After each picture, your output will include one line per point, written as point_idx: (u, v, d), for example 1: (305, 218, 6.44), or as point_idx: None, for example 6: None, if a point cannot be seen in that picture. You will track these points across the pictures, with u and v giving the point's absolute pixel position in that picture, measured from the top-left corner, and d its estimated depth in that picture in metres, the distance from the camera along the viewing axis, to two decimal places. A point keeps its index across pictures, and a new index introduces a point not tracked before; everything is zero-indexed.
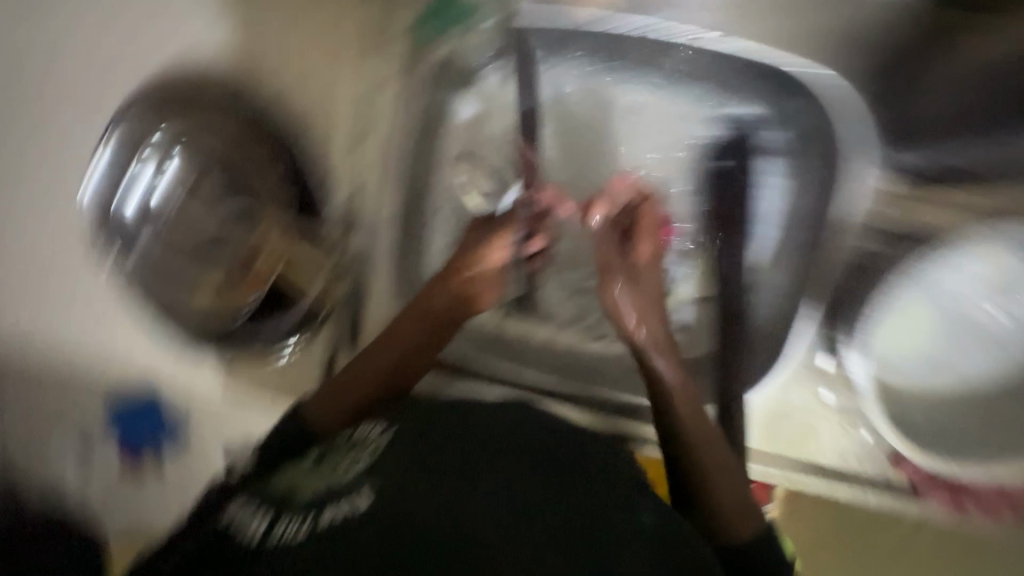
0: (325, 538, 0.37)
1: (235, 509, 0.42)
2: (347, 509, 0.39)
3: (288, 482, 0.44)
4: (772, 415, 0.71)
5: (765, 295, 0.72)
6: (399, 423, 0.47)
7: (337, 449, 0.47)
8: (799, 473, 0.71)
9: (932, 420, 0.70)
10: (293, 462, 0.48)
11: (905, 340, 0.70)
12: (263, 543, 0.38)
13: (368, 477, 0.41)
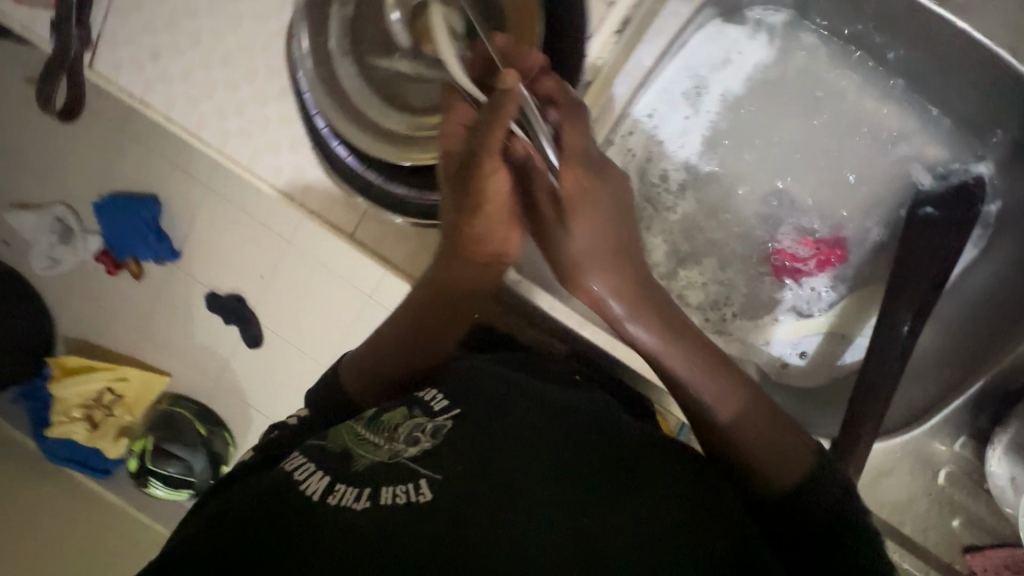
0: (379, 519, 0.43)
1: (291, 463, 0.49)
2: (407, 494, 0.44)
3: (346, 442, 0.50)
4: (877, 467, 0.73)
5: (923, 352, 0.73)
6: (459, 402, 0.53)
7: (401, 414, 0.53)
8: (875, 532, 0.73)
9: None
10: (352, 421, 0.54)
11: None
12: (322, 503, 0.45)
13: (423, 466, 0.46)
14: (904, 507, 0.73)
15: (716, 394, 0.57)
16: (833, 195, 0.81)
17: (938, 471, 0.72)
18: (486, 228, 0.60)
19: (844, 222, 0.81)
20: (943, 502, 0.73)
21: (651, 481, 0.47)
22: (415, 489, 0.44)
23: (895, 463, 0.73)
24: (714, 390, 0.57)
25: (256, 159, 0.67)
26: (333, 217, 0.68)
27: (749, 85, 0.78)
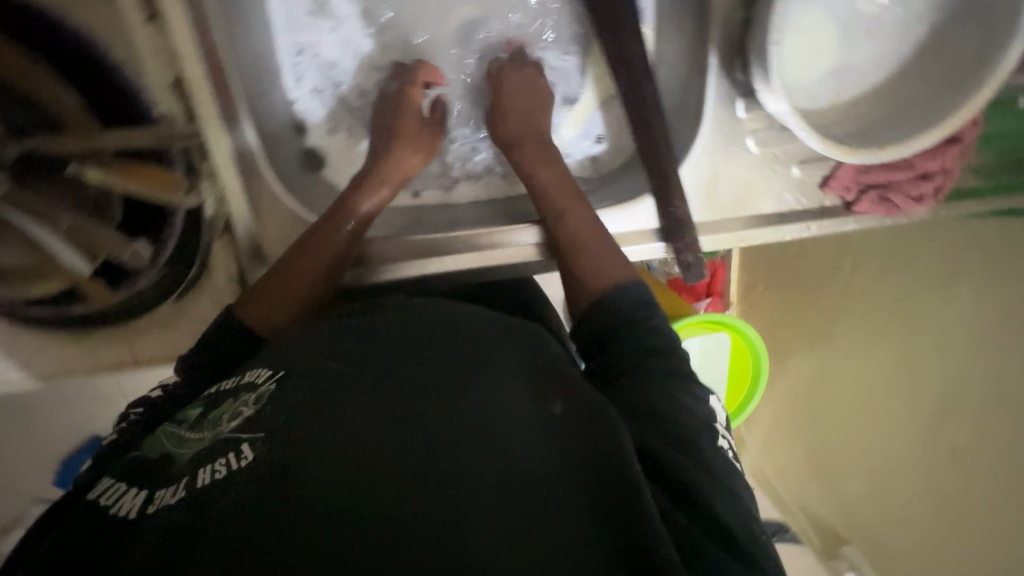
0: (195, 503, 0.35)
1: (99, 488, 0.39)
2: (225, 465, 0.36)
3: (165, 447, 0.41)
4: (706, 180, 0.72)
5: (665, 64, 0.74)
6: (284, 365, 0.45)
7: (225, 401, 0.44)
8: (746, 230, 0.73)
9: (853, 130, 0.67)
10: (172, 425, 0.45)
11: (810, 58, 0.67)
12: (139, 517, 0.35)
13: (243, 431, 0.39)
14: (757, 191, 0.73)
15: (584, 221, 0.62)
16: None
17: (748, 143, 0.71)
18: (372, 185, 0.68)
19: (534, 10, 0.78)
20: (775, 163, 0.73)
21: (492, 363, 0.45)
22: (237, 456, 0.37)
23: (714, 166, 0.72)
24: (568, 206, 0.63)
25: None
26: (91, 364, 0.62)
27: None
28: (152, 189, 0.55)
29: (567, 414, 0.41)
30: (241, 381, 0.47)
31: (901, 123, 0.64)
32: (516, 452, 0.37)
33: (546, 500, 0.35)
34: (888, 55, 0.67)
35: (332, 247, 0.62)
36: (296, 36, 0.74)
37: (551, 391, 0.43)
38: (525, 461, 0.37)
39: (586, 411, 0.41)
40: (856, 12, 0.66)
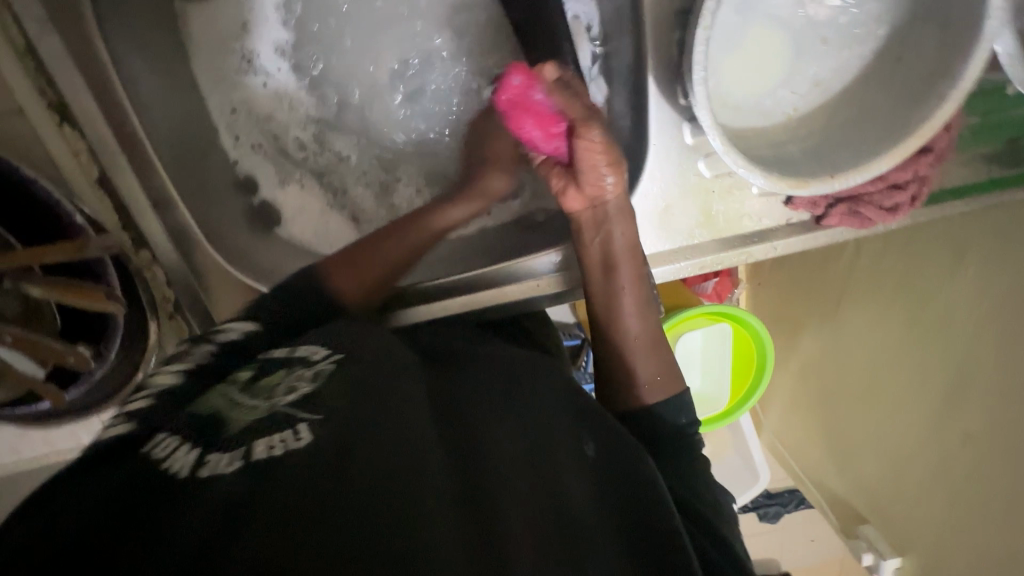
0: (260, 474, 0.32)
1: (149, 443, 0.36)
2: (287, 441, 0.34)
3: (214, 408, 0.38)
4: (660, 210, 0.68)
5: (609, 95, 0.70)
6: (342, 349, 0.44)
7: (278, 372, 0.42)
8: (708, 256, 0.70)
9: (806, 149, 0.61)
10: (221, 386, 0.41)
11: (754, 76, 0.61)
12: (194, 477, 0.32)
13: (302, 409, 0.37)
14: (716, 214, 0.69)
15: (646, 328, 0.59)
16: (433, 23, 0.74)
17: (700, 167, 0.67)
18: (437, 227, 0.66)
19: (468, 39, 0.75)
20: (734, 184, 0.68)
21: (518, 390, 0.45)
22: (295, 433, 0.35)
23: (666, 193, 0.68)
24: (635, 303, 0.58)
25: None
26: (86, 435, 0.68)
27: (295, 26, 0.73)
28: (76, 300, 0.54)
29: (598, 453, 0.41)
30: (291, 355, 0.45)
31: (852, 145, 0.59)
32: (554, 478, 0.37)
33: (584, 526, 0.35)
34: (845, 63, 0.61)
35: (394, 253, 0.62)
36: (226, 95, 0.72)
37: (580, 421, 0.43)
38: (562, 504, 0.35)
39: (612, 457, 0.41)
40: (804, 21, 0.60)
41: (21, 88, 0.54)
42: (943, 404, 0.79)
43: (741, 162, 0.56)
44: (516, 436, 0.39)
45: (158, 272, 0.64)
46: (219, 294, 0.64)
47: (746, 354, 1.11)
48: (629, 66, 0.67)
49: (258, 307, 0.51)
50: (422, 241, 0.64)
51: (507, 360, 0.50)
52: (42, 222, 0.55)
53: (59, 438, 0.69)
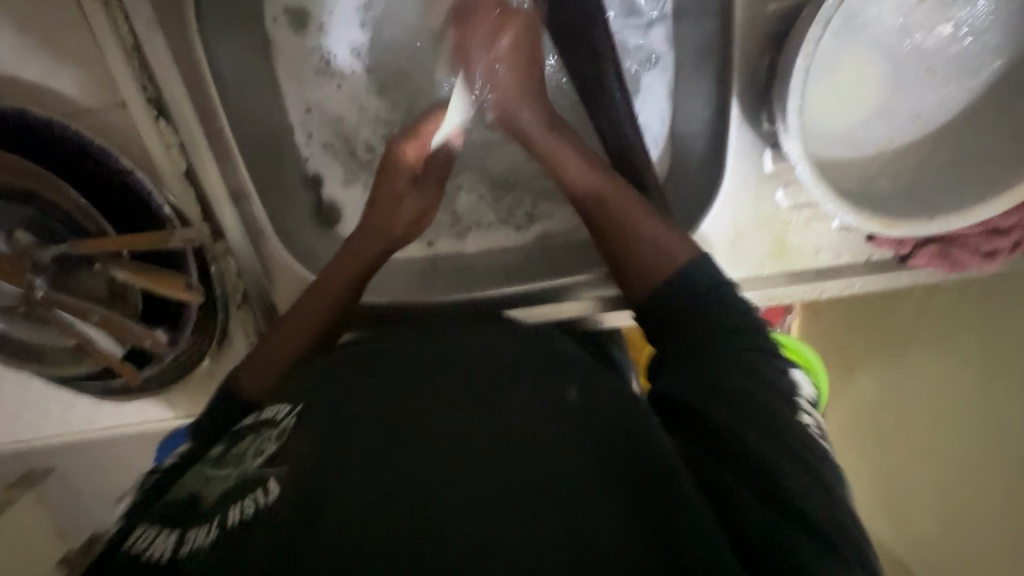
0: (229, 540, 0.34)
1: (131, 538, 0.38)
2: (256, 499, 0.36)
3: (194, 488, 0.42)
4: (731, 238, 0.66)
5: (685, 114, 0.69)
6: (303, 399, 0.47)
7: (248, 439, 0.45)
8: (775, 288, 0.68)
9: (899, 186, 0.58)
10: (198, 468, 0.45)
11: (849, 106, 0.58)
12: (170, 559, 0.35)
13: (272, 465, 0.39)
14: (789, 246, 0.66)
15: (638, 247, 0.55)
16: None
17: (777, 198, 0.64)
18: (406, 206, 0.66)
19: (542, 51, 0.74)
20: (812, 215, 0.65)
21: (520, 362, 0.47)
22: (265, 491, 0.37)
23: (738, 221, 0.65)
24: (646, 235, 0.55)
25: (71, 416, 0.73)
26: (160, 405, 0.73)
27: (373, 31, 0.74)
28: (160, 289, 0.57)
29: (581, 396, 0.44)
30: (261, 419, 0.48)
31: (953, 185, 0.55)
32: (541, 431, 0.40)
33: (580, 473, 0.37)
34: (950, 96, 0.56)
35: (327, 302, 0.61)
36: (303, 93, 0.73)
37: (562, 379, 0.46)
38: (564, 490, 0.36)
39: (612, 426, 0.41)
40: (914, 51, 0.55)
41: (126, 87, 0.56)
42: (987, 416, 0.78)
43: (831, 199, 0.53)
44: (502, 404, 0.43)
45: (231, 265, 0.65)
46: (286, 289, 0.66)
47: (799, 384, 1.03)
48: (710, 87, 0.65)
49: (224, 399, 0.55)
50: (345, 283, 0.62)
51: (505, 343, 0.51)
52: (132, 213, 0.58)
53: (128, 411, 0.73)
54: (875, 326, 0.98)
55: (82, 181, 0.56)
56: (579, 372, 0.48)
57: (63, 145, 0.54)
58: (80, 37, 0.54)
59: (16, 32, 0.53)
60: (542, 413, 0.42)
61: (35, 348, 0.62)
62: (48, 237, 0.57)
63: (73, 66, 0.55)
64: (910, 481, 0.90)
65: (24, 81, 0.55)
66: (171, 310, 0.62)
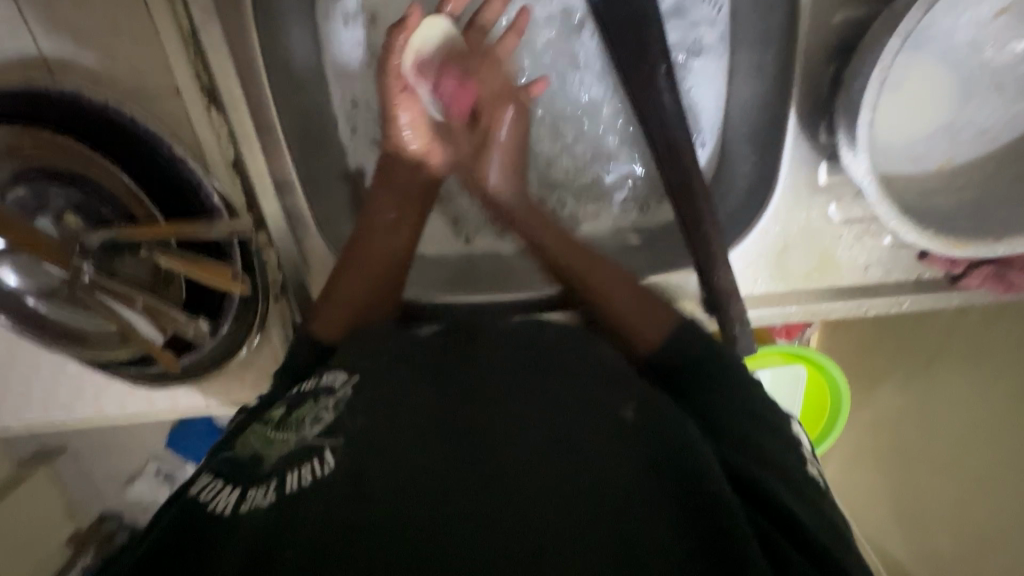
0: (288, 507, 0.37)
1: (197, 487, 0.42)
2: (313, 470, 0.39)
3: (252, 447, 0.43)
4: (778, 249, 0.65)
5: (738, 115, 0.69)
6: (360, 370, 0.48)
7: (305, 404, 0.46)
8: (821, 304, 0.66)
9: (960, 204, 0.57)
10: (259, 425, 0.46)
11: (912, 120, 0.57)
12: (234, 514, 0.38)
13: (329, 437, 0.41)
14: (837, 260, 0.65)
15: (626, 300, 0.60)
16: (550, 12, 0.72)
17: (829, 211, 0.63)
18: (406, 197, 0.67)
19: (585, 60, 0.74)
20: (863, 230, 0.64)
21: (574, 366, 0.47)
22: (321, 463, 0.39)
23: (786, 233, 0.64)
24: (636, 309, 0.59)
25: (105, 399, 0.73)
26: (195, 390, 0.73)
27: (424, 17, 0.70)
28: (207, 277, 0.56)
29: (636, 417, 0.42)
30: (318, 383, 0.49)
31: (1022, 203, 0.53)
32: (584, 446, 0.39)
33: (624, 510, 0.35)
34: (1016, 113, 0.55)
35: (371, 282, 0.63)
36: (347, 88, 0.72)
37: (616, 397, 0.44)
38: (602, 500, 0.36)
39: (663, 436, 0.41)
40: (985, 65, 0.54)
41: (180, 73, 0.55)
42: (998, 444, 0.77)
43: (894, 213, 0.52)
44: (545, 416, 0.42)
45: (273, 255, 0.65)
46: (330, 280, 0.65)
47: (820, 397, 1.00)
48: (766, 96, 0.63)
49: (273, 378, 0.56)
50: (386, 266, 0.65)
51: (560, 344, 0.51)
52: (178, 201, 0.57)
53: (160, 397, 0.73)
54: (891, 334, 0.99)
55: (134, 165, 0.55)
56: (636, 390, 0.45)
57: (114, 129, 0.53)
58: (139, 22, 0.53)
59: (74, 14, 0.53)
60: (593, 420, 0.41)
61: (74, 330, 0.61)
62: (97, 221, 0.57)
63: (128, 51, 0.54)
64: (917, 500, 0.91)
65: (80, 63, 0.55)
66: (212, 300, 0.61)
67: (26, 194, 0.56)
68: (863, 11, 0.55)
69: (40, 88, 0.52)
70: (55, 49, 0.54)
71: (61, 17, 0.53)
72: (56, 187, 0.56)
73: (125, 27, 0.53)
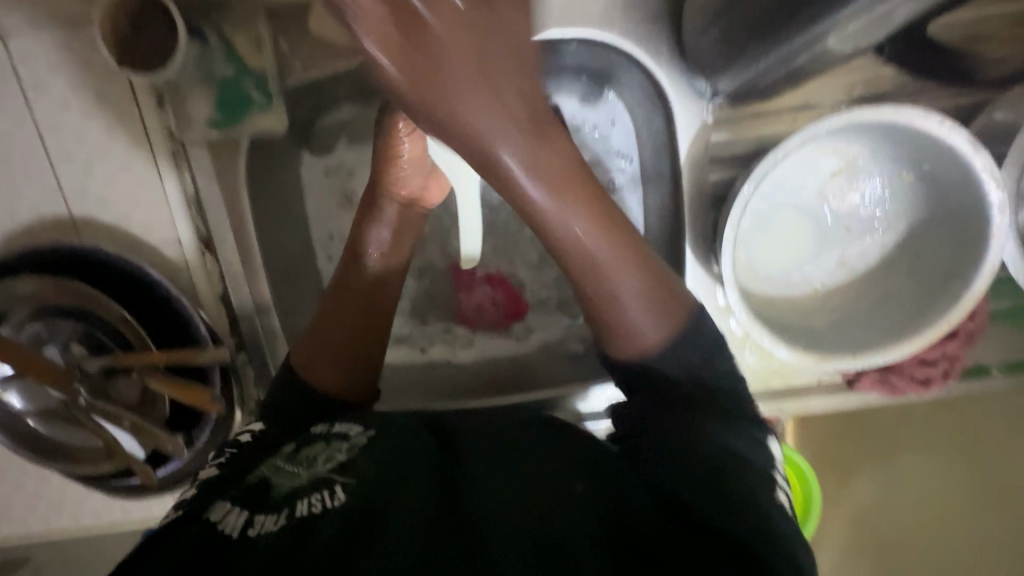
0: (298, 530, 0.44)
1: (211, 509, 0.47)
2: (323, 501, 0.46)
3: (265, 473, 0.51)
4: None
5: None
6: (375, 425, 0.55)
7: (318, 443, 0.53)
8: None
9: (834, 322, 0.67)
10: (271, 457, 0.54)
11: (785, 253, 0.69)
12: (242, 535, 0.44)
13: (340, 475, 0.48)
14: (748, 367, 0.74)
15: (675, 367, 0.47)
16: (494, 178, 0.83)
17: (732, 326, 0.73)
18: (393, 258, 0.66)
19: None
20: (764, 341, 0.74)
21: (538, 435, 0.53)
22: (329, 495, 0.46)
23: None
24: (647, 310, 0.46)
25: (84, 509, 0.78)
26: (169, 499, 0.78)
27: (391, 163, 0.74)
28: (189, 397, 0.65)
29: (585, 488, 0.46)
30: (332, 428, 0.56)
31: (885, 327, 0.63)
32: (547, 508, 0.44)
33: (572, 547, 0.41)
34: (870, 251, 0.67)
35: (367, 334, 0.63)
36: None
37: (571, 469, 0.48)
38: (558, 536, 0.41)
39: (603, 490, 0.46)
40: (834, 213, 0.67)
41: (182, 226, 0.68)
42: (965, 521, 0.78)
43: (765, 334, 0.62)
44: (515, 486, 0.46)
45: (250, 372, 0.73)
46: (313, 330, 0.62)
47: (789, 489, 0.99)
48: None
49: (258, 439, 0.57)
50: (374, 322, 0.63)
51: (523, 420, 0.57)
52: (168, 331, 0.66)
53: (137, 506, 0.78)
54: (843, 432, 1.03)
55: (134, 303, 0.66)
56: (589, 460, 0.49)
57: (123, 274, 0.65)
58: (153, 191, 0.67)
59: (105, 186, 0.67)
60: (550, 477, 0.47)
61: (66, 447, 0.69)
62: (99, 350, 0.67)
63: (144, 211, 0.67)
64: None
65: (103, 221, 0.67)
66: (194, 415, 0.69)
67: (41, 328, 0.66)
68: (730, 173, 0.69)
69: (60, 249, 0.64)
70: (85, 213, 0.67)
71: (95, 188, 0.67)
72: (68, 322, 0.66)
73: (143, 193, 0.67)
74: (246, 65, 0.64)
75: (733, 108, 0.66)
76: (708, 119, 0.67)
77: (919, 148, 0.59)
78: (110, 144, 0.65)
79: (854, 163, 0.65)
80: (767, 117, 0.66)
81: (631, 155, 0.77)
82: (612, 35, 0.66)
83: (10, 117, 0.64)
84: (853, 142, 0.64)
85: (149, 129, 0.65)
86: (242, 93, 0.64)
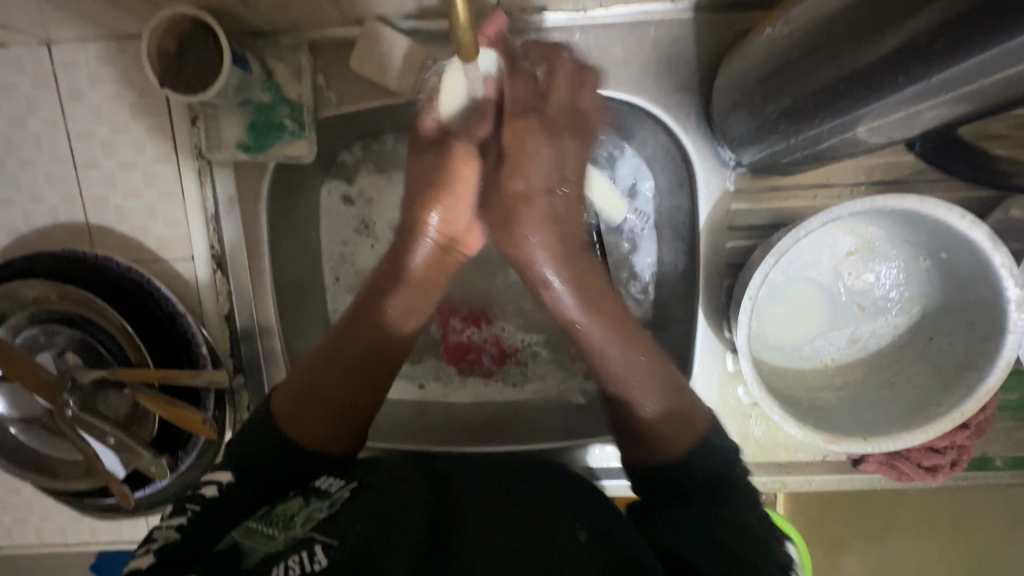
0: None
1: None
2: (301, 564, 0.45)
3: (236, 538, 0.50)
4: None
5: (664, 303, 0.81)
6: (357, 479, 0.57)
7: (295, 502, 0.55)
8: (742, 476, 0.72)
9: (844, 401, 0.66)
10: (244, 519, 0.54)
11: (796, 326, 0.69)
12: None
13: (321, 535, 0.48)
14: (752, 438, 0.73)
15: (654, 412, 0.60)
16: None
17: (739, 393, 0.72)
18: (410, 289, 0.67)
19: None
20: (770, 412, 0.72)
21: (537, 491, 0.58)
22: (310, 558, 0.46)
23: None
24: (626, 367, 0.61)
25: (48, 524, 0.74)
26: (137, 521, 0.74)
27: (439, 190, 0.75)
28: (180, 419, 0.62)
29: (590, 538, 0.51)
30: (312, 486, 0.58)
31: (904, 416, 0.61)
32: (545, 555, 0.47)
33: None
34: (881, 331, 0.67)
35: (351, 382, 0.63)
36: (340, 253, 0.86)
37: (575, 524, 0.53)
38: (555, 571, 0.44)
39: (604, 545, 0.50)
40: (847, 290, 0.67)
41: (197, 243, 0.67)
42: None
43: (777, 409, 0.61)
44: (512, 538, 0.50)
45: (244, 397, 0.71)
46: (303, 369, 0.63)
47: None
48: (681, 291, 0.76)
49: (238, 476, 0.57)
50: (358, 364, 0.64)
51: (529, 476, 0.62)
52: (167, 348, 0.65)
53: (103, 527, 0.74)
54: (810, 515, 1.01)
55: (136, 315, 0.64)
56: (594, 520, 0.54)
57: (131, 286, 0.63)
58: (173, 206, 0.67)
59: (127, 196, 0.67)
60: (547, 530, 0.51)
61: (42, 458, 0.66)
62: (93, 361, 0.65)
63: (161, 225, 0.67)
64: None
65: (119, 231, 0.67)
66: (181, 437, 0.67)
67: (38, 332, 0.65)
68: (747, 242, 0.69)
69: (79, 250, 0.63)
70: (102, 221, 0.67)
71: (115, 197, 0.67)
72: (66, 329, 0.65)
73: (163, 206, 0.67)
74: (285, 95, 0.65)
75: (756, 176, 0.67)
76: (729, 188, 0.68)
77: (935, 237, 0.60)
78: (137, 155, 0.66)
79: (871, 242, 0.66)
80: (788, 188, 0.67)
81: (646, 211, 0.80)
82: (642, 99, 0.68)
83: (44, 120, 0.65)
84: (870, 223, 0.65)
85: (178, 144, 0.65)
86: (277, 119, 0.65)
